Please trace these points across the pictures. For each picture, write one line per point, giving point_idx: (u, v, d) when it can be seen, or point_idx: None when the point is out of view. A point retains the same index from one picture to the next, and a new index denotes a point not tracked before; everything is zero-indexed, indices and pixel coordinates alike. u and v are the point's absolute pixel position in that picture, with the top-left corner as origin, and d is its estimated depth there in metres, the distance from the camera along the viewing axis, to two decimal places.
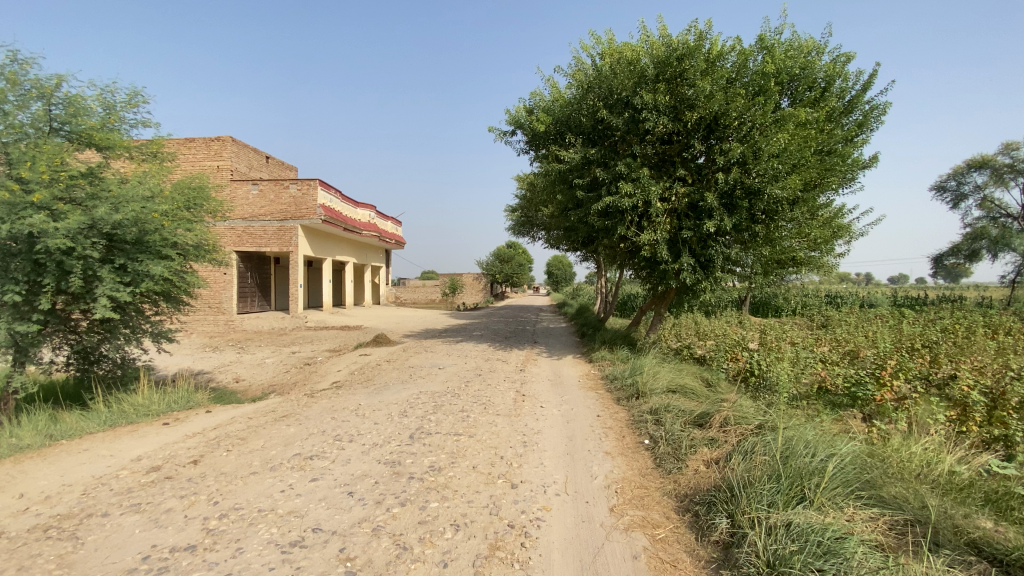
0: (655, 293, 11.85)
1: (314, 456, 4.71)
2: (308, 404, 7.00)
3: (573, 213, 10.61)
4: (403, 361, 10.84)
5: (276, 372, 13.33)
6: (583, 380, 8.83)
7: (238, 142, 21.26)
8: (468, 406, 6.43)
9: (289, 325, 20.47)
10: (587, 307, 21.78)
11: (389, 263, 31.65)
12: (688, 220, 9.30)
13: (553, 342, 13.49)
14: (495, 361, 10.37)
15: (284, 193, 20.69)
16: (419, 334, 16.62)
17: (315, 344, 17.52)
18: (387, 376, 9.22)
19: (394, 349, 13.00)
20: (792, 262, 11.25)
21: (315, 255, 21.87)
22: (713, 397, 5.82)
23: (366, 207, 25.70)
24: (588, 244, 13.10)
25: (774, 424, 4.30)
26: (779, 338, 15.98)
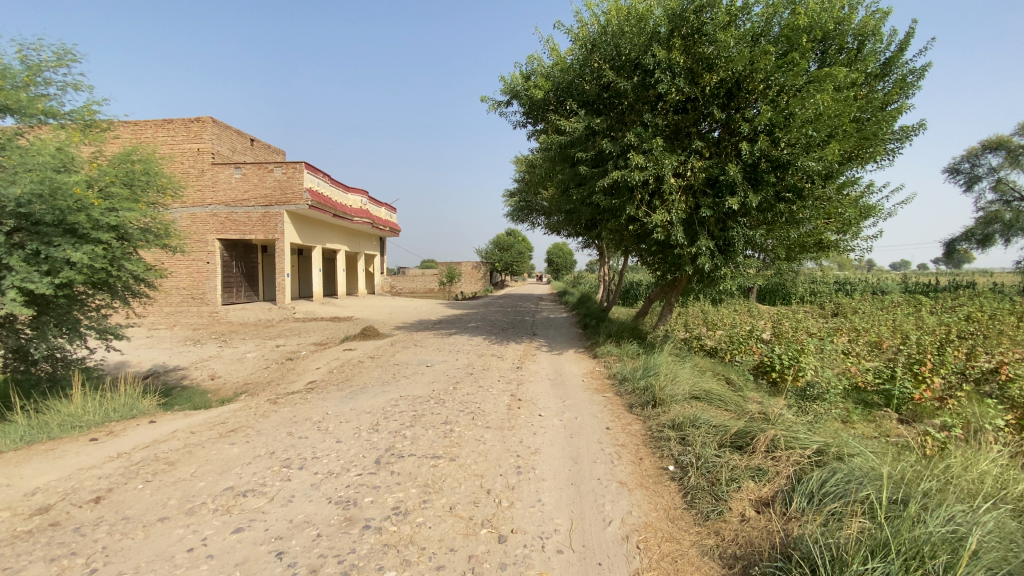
0: (664, 280, 10.81)
1: (249, 492, 3.71)
2: (268, 412, 5.99)
3: (575, 191, 9.53)
4: (388, 357, 9.83)
5: (255, 369, 12.35)
6: (588, 379, 7.81)
7: (220, 123, 20.09)
8: (452, 417, 5.41)
9: (277, 316, 19.45)
10: (590, 296, 20.71)
11: (384, 252, 30.56)
12: (706, 197, 8.22)
13: (553, 334, 12.48)
14: (489, 357, 9.35)
15: (268, 176, 19.56)
16: (412, 326, 15.61)
17: (302, 337, 16.53)
18: (368, 376, 8.21)
19: (382, 343, 11.99)
20: (818, 246, 10.16)
21: (303, 242, 20.79)
22: (748, 408, 4.79)
23: (357, 192, 24.54)
24: (592, 228, 12.02)
25: (847, 456, 3.29)
26: (797, 328, 14.93)
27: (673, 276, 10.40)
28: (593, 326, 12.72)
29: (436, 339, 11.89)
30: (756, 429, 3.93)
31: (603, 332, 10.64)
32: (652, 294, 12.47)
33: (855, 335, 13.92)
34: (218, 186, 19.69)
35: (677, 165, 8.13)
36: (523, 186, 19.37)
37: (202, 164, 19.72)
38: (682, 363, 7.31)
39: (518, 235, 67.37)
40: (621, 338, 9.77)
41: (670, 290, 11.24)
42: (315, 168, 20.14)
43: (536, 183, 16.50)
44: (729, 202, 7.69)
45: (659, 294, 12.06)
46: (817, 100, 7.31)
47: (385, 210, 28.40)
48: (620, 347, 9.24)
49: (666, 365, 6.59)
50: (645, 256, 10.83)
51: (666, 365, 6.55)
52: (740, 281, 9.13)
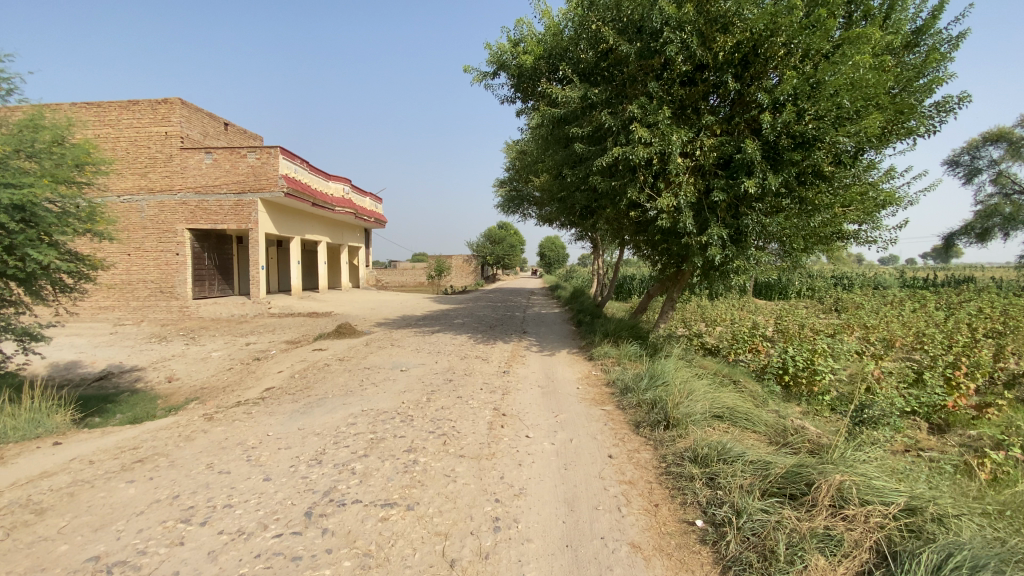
0: (666, 273, 9.83)
1: (119, 566, 2.67)
2: (196, 432, 4.93)
3: (569, 172, 8.49)
4: (360, 359, 8.77)
5: (218, 370, 11.23)
6: (584, 386, 6.81)
7: (190, 105, 18.80)
8: (418, 441, 4.37)
9: (251, 311, 18.26)
10: (583, 291, 19.74)
11: (369, 244, 29.36)
12: (719, 180, 7.21)
13: (545, 332, 11.48)
14: (472, 359, 8.33)
15: (241, 162, 18.32)
16: (393, 322, 14.53)
17: (276, 334, 15.41)
18: (332, 383, 7.16)
19: (357, 341, 10.92)
20: (838, 237, 9.18)
21: (279, 233, 19.56)
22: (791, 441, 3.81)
23: (339, 180, 23.29)
24: (588, 216, 11.02)
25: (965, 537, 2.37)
26: (803, 326, 14.05)
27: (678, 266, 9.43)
28: (587, 323, 11.72)
29: (417, 338, 10.86)
30: (812, 470, 2.96)
31: (599, 331, 9.67)
32: (652, 289, 11.52)
33: (867, 334, 13.03)
34: (188, 172, 18.42)
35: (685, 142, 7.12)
36: (514, 175, 18.34)
37: (170, 149, 18.45)
38: (692, 369, 6.35)
39: (510, 228, 66.24)
40: (620, 337, 8.82)
41: (672, 284, 10.26)
42: (293, 153, 18.96)
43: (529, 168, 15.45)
44: (746, 184, 6.68)
45: (660, 288, 11.11)
46: (851, 65, 6.30)
47: (371, 199, 27.24)
48: (619, 347, 8.29)
49: (675, 372, 5.61)
50: (645, 247, 9.87)
51: (676, 373, 5.56)
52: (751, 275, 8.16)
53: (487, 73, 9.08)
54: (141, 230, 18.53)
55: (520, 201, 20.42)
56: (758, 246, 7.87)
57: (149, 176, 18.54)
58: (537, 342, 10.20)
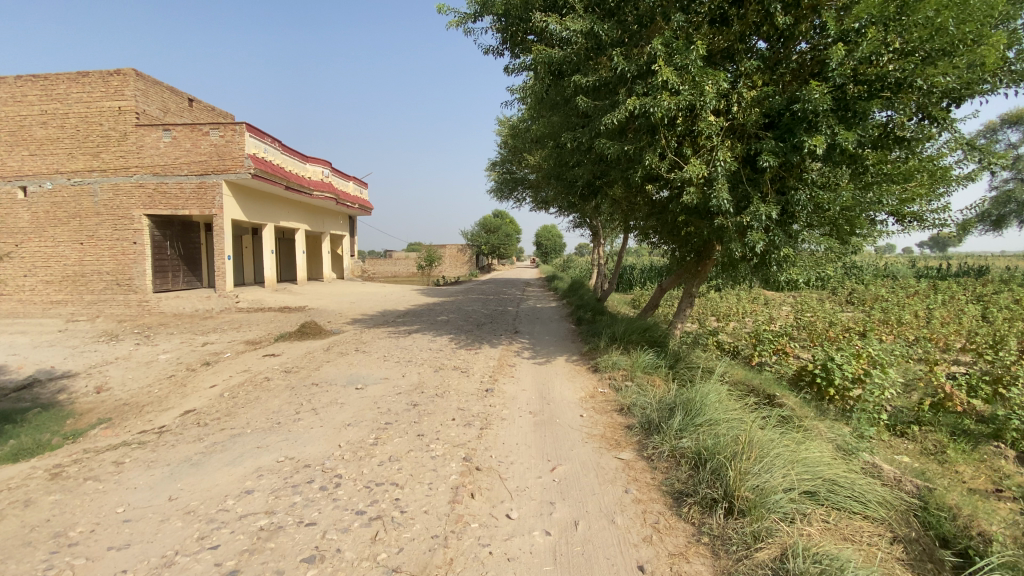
0: (686, 263, 8.19)
1: None
2: (13, 507, 3.30)
3: (569, 136, 6.82)
4: (311, 370, 7.09)
5: (156, 379, 9.53)
6: (589, 411, 5.17)
7: (146, 76, 16.91)
8: (333, 538, 2.73)
9: (216, 305, 16.48)
10: (583, 283, 18.06)
11: (354, 232, 27.54)
12: (766, 140, 5.54)
13: (540, 332, 9.84)
14: (447, 370, 6.66)
15: (203, 140, 16.50)
16: (370, 319, 12.85)
17: (238, 333, 13.69)
18: (263, 408, 5.51)
19: (318, 344, 9.23)
20: (899, 220, 7.51)
21: (248, 219, 17.72)
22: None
23: (318, 163, 21.47)
24: (591, 195, 9.31)
25: None
26: (831, 323, 12.43)
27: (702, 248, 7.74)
28: (590, 321, 10.02)
29: (389, 340, 9.19)
30: None
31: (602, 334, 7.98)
32: (662, 283, 9.70)
33: (906, 333, 11.44)
34: (145, 152, 16.59)
35: (720, 92, 5.53)
36: (508, 155, 16.57)
37: (124, 125, 16.58)
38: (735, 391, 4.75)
39: (506, 217, 64.42)
40: (629, 342, 7.16)
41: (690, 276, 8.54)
42: (261, 131, 17.11)
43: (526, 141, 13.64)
44: (808, 143, 5.01)
45: (674, 281, 9.38)
46: None
47: (354, 184, 25.39)
48: (631, 356, 6.63)
49: (720, 405, 3.98)
50: (662, 230, 8.19)
51: (722, 408, 3.94)
52: (798, 268, 6.51)
53: (467, 16, 7.33)
54: (95, 216, 16.78)
55: (513, 185, 18.67)
56: (810, 232, 6.20)
57: (102, 156, 16.71)
58: (531, 346, 8.51)
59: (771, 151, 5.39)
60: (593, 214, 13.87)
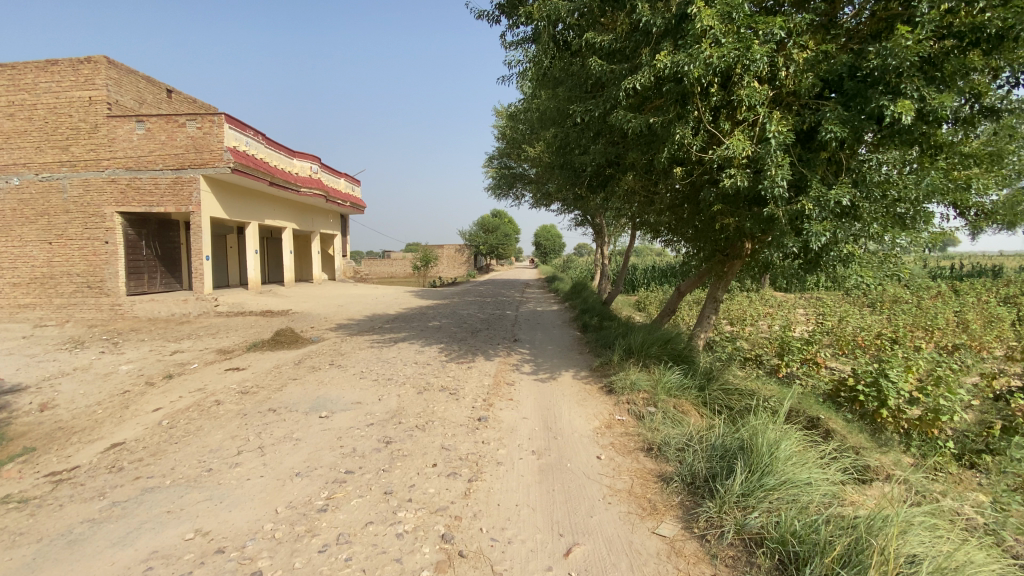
0: (712, 264, 7.09)
1: None
2: None
3: (579, 110, 5.74)
4: (273, 391, 5.97)
5: (109, 395, 8.39)
6: (607, 451, 4.08)
7: (119, 64, 15.76)
8: None
9: (194, 309, 15.26)
10: (586, 285, 16.95)
11: (347, 231, 26.41)
12: (828, 109, 4.48)
13: (543, 342, 8.71)
14: (434, 392, 5.55)
15: (179, 132, 15.31)
16: (356, 326, 11.71)
17: (213, 340, 12.52)
18: (201, 446, 4.40)
19: (290, 356, 8.09)
20: (961, 213, 6.45)
21: (229, 216, 16.40)
22: None
23: (307, 158, 20.36)
24: (599, 186, 8.27)
25: None
26: (861, 328, 11.36)
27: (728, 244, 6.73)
28: (599, 329, 8.90)
29: (372, 350, 8.05)
30: None
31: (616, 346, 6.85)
32: (680, 286, 8.56)
33: (946, 340, 10.38)
34: (117, 145, 15.44)
35: (769, 50, 4.48)
36: (505, 149, 15.51)
37: (95, 116, 15.44)
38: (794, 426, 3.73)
39: (504, 217, 63.43)
40: (650, 355, 6.05)
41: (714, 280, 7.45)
42: (242, 122, 15.98)
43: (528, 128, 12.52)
44: (890, 108, 3.96)
45: (695, 284, 8.23)
46: None
47: (345, 181, 24.28)
48: (654, 375, 5.52)
49: (799, 463, 2.92)
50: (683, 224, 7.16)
51: (804, 469, 2.86)
52: (860, 273, 5.33)
53: None
54: (64, 214, 15.60)
55: (512, 181, 17.64)
56: (881, 233, 5.01)
57: (71, 149, 15.56)
58: (535, 359, 7.37)
59: (838, 120, 4.34)
60: (597, 209, 12.79)
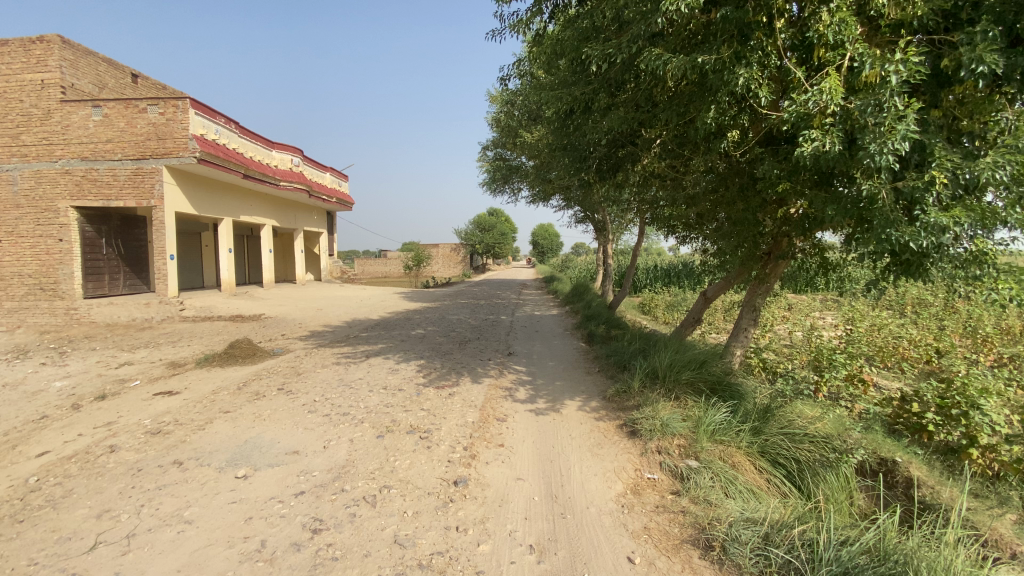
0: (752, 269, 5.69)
1: None
2: None
3: (588, 52, 4.37)
4: (192, 433, 4.53)
5: (18, 424, 6.86)
6: (643, 547, 2.73)
7: (75, 44, 14.24)
8: None
9: (157, 314, 13.66)
10: (588, 286, 15.56)
11: (333, 229, 24.92)
12: (961, 41, 3.15)
13: (544, 356, 7.28)
14: (399, 435, 4.15)
15: (140, 118, 13.88)
16: (330, 334, 10.25)
17: (170, 351, 11.01)
18: (45, 539, 2.96)
19: (237, 376, 6.63)
20: None
21: (199, 211, 14.81)
22: None
23: (288, 149, 18.93)
24: (615, 166, 6.84)
25: None
26: (901, 336, 10.04)
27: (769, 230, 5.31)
28: (612, 342, 7.47)
29: (337, 370, 6.60)
30: None
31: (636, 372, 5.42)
32: (705, 290, 7.07)
33: (1004, 350, 9.06)
34: (72, 133, 13.88)
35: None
36: (499, 138, 14.13)
37: (48, 102, 13.86)
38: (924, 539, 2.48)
39: (500, 215, 62.11)
40: (681, 383, 4.69)
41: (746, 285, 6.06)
42: (213, 109, 14.48)
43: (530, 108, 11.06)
44: None
45: (723, 290, 6.78)
46: None
47: (331, 175, 22.77)
48: (691, 414, 4.20)
49: None
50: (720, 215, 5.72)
51: None
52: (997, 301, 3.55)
53: None
54: (14, 210, 13.87)
55: (507, 173, 16.27)
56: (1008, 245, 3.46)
57: (21, 138, 13.93)
58: (536, 382, 5.94)
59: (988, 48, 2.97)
60: (603, 202, 11.40)
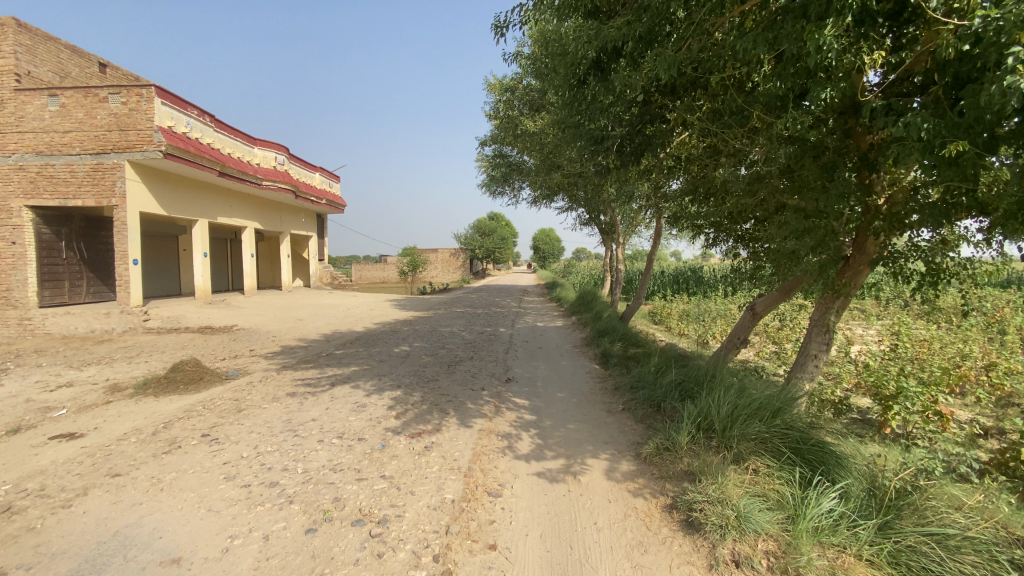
0: (831, 285, 4.24)
1: None
2: None
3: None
4: (46, 521, 3.08)
5: None
6: None
7: (32, 28, 12.91)
8: None
9: (117, 325, 12.12)
10: (595, 293, 14.16)
11: (323, 233, 23.54)
12: None
13: (554, 385, 5.84)
14: (339, 531, 2.75)
15: (100, 108, 12.50)
16: (302, 352, 8.79)
17: (121, 369, 9.54)
18: None
19: (165, 413, 5.19)
20: None
21: (170, 212, 13.46)
22: None
23: (273, 147, 17.56)
24: (645, 146, 5.48)
25: None
26: (965, 353, 8.63)
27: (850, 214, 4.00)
28: (636, 367, 6.03)
29: (291, 405, 5.17)
30: None
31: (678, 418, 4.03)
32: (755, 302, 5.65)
33: None
34: (27, 124, 12.50)
35: None
36: (498, 131, 12.79)
37: None
38: None
39: (501, 219, 60.87)
40: (747, 442, 3.33)
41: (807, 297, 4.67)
42: (183, 100, 13.10)
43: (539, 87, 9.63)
44: None
45: (775, 304, 5.35)
46: None
47: (321, 176, 21.41)
48: (773, 498, 2.84)
49: None
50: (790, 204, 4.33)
51: None
52: None
53: None
54: None
55: (507, 171, 14.91)
56: None
57: None
58: (544, 425, 4.52)
59: None
60: (619, 193, 9.98)
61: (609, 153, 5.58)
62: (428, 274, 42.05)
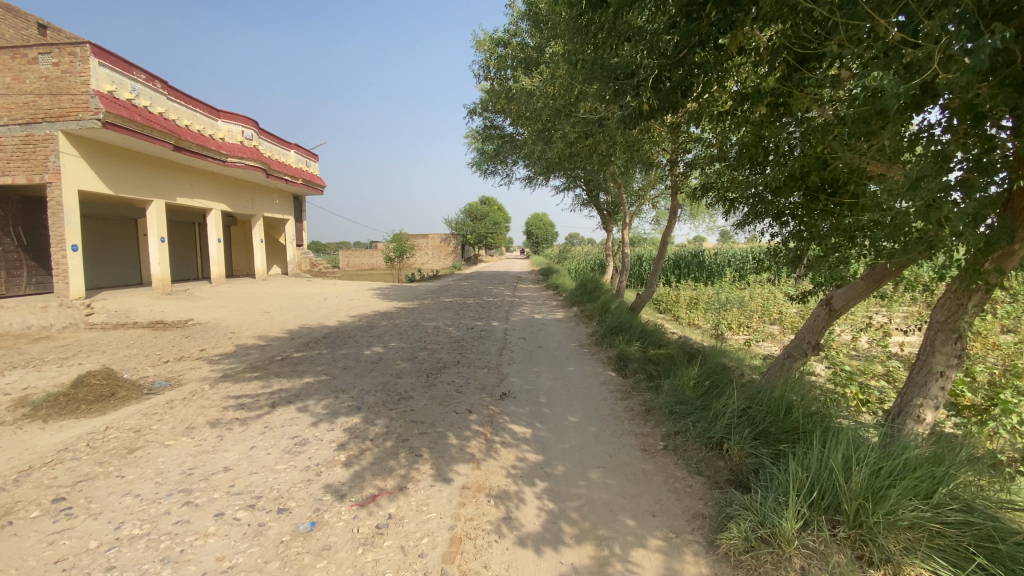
0: (986, 271, 2.87)
1: None
2: None
3: None
4: None
5: None
6: None
7: None
8: None
9: (55, 320, 10.29)
10: (598, 280, 12.79)
11: (302, 216, 21.89)
12: None
13: (563, 403, 4.48)
14: None
15: (28, 71, 10.54)
16: (258, 353, 7.36)
17: (46, 374, 8.05)
18: None
19: (31, 455, 3.72)
20: None
21: (116, 191, 11.83)
22: None
23: (240, 120, 15.84)
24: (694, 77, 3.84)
25: None
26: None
27: (1012, 151, 2.57)
28: (668, 379, 4.66)
29: (206, 444, 3.73)
30: None
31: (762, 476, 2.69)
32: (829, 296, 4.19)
33: None
34: None
35: None
36: (487, 99, 11.29)
37: None
38: None
39: (493, 204, 58.98)
40: (899, 535, 2.05)
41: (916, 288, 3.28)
42: (127, 61, 11.42)
43: (542, 30, 8.04)
44: None
45: (859, 298, 3.96)
46: None
47: (296, 153, 19.76)
48: None
49: None
50: (933, 137, 2.84)
51: None
52: None
53: None
54: None
55: (500, 145, 13.35)
56: None
57: None
58: (557, 475, 3.14)
59: None
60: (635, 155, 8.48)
61: (649, 81, 3.94)
62: (418, 260, 40.49)
